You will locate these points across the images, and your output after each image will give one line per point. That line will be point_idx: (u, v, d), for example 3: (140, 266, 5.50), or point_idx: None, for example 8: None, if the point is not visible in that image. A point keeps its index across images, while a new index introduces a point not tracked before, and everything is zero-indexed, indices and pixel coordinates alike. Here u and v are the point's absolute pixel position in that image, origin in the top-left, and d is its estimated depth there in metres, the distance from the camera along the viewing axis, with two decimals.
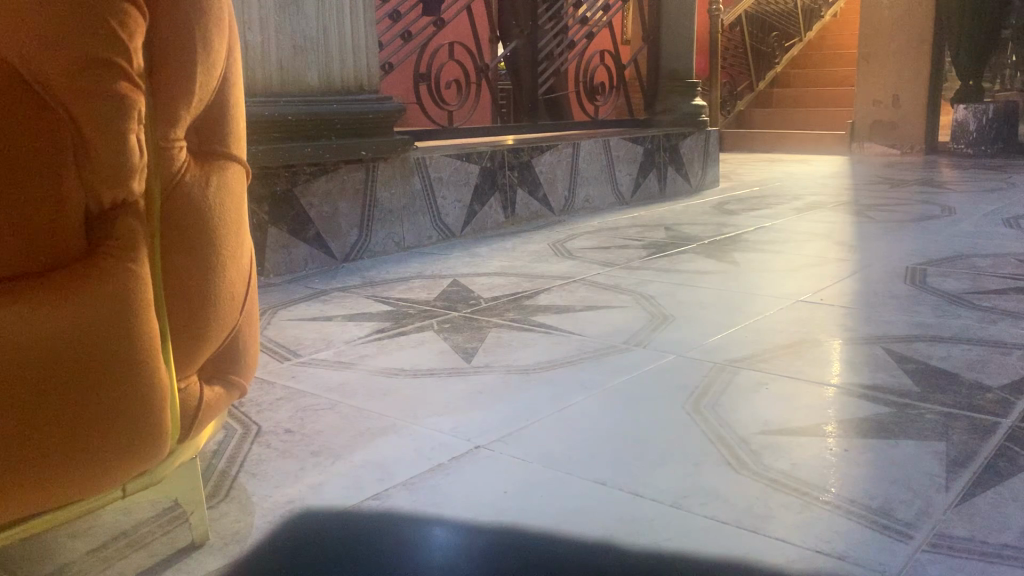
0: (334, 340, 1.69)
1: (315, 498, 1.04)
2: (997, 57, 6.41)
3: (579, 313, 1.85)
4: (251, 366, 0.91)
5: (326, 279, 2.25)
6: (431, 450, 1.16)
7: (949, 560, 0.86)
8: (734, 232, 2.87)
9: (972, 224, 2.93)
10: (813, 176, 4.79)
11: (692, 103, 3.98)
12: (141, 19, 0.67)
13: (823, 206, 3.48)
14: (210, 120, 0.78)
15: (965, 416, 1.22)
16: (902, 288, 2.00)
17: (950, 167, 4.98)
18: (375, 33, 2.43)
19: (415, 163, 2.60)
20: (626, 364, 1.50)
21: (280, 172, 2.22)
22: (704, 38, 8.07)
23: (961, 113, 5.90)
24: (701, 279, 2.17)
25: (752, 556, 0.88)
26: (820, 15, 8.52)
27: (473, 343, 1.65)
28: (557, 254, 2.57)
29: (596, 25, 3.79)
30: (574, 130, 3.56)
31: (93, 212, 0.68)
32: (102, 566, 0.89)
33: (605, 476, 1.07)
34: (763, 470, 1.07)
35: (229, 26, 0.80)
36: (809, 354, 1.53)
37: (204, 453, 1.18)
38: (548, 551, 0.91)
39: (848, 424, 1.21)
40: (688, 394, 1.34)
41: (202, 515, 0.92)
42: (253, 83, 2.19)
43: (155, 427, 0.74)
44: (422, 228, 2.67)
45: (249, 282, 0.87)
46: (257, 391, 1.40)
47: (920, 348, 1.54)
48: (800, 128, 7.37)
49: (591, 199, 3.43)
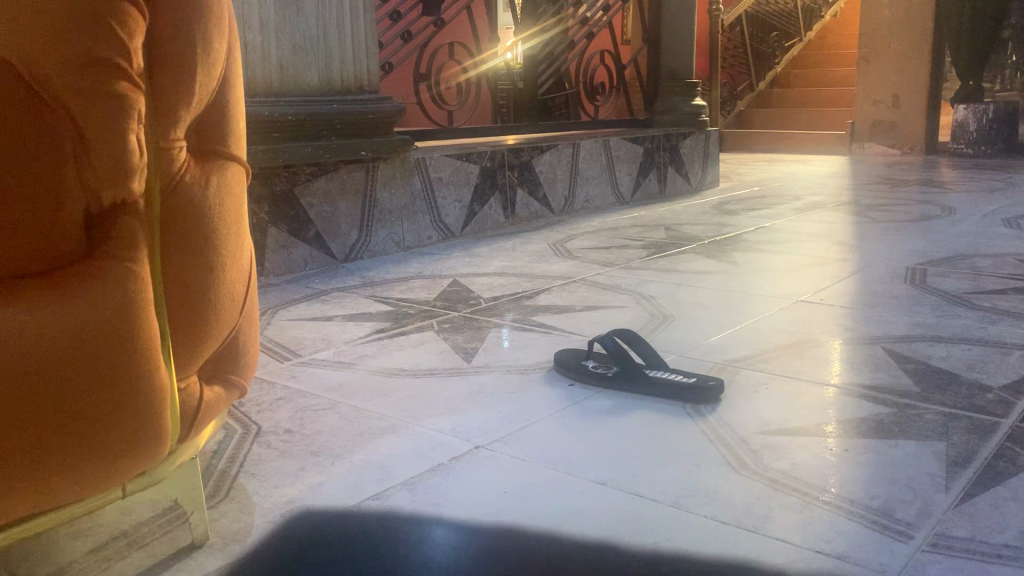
0: (334, 340, 1.69)
1: (315, 498, 1.04)
2: (996, 57, 6.44)
3: (579, 313, 1.85)
4: (251, 366, 0.91)
5: (326, 279, 2.25)
6: (432, 450, 1.16)
7: (949, 560, 0.86)
8: (733, 232, 2.87)
9: (973, 224, 2.94)
10: (814, 176, 4.78)
11: (692, 103, 3.98)
12: (141, 19, 0.67)
13: (825, 207, 3.48)
14: (208, 121, 0.78)
15: (965, 416, 1.22)
16: (903, 288, 2.00)
17: (950, 167, 5.00)
18: (375, 33, 2.43)
19: (415, 163, 2.60)
20: (601, 359, 1.48)
21: (279, 172, 2.21)
22: (704, 38, 8.09)
23: (962, 113, 5.86)
24: (702, 279, 2.16)
25: (754, 557, 0.88)
26: (820, 15, 8.55)
27: (474, 343, 1.65)
28: (557, 254, 2.57)
29: (596, 24, 3.79)
30: (574, 131, 3.57)
31: (93, 211, 0.68)
32: (102, 566, 0.89)
33: (605, 476, 1.07)
34: (763, 470, 1.07)
35: (229, 25, 0.80)
36: (810, 354, 1.53)
37: (204, 453, 1.18)
38: (547, 552, 0.91)
39: (848, 425, 1.21)
40: (688, 380, 1.33)
41: (202, 515, 0.92)
42: (253, 84, 2.19)
43: (156, 426, 0.74)
44: (422, 228, 2.67)
45: (249, 283, 0.88)
46: (257, 391, 1.40)
47: (921, 348, 1.54)
48: (799, 128, 7.38)
49: (591, 199, 3.43)
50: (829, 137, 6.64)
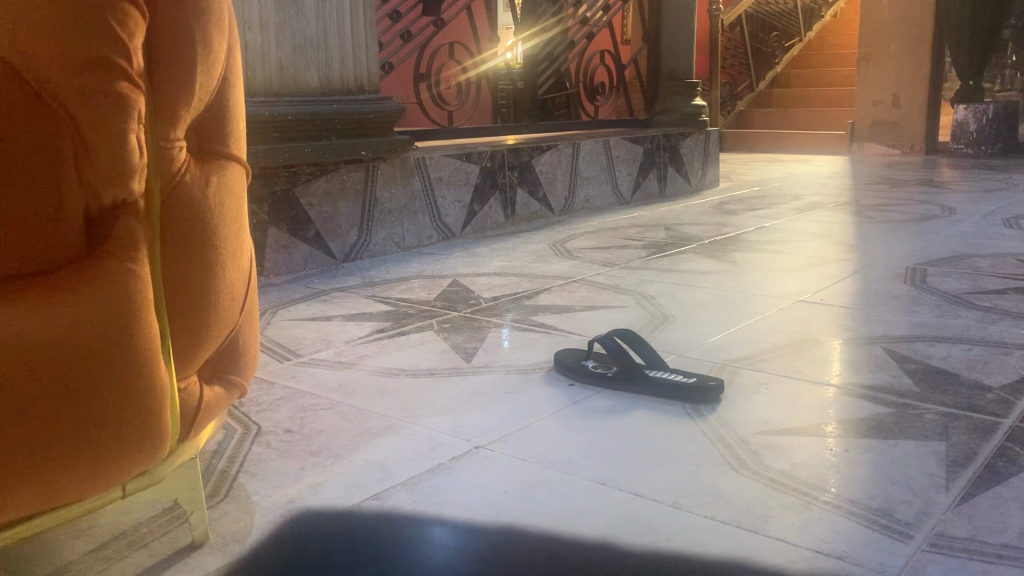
0: (334, 340, 1.69)
1: (315, 498, 1.04)
2: (996, 57, 6.44)
3: (579, 313, 1.85)
4: (251, 366, 0.91)
5: (326, 279, 2.25)
6: (432, 450, 1.16)
7: (949, 560, 0.86)
8: (733, 232, 2.87)
9: (973, 224, 2.94)
10: (814, 176, 4.78)
11: (692, 103, 3.98)
12: (141, 19, 0.67)
13: (825, 206, 3.48)
14: (208, 121, 0.78)
15: (965, 416, 1.22)
16: (903, 288, 2.00)
17: (950, 167, 5.00)
18: (375, 33, 2.43)
19: (415, 163, 2.60)
20: (602, 359, 1.48)
21: (279, 172, 2.21)
22: (704, 38, 8.09)
23: (962, 113, 5.86)
24: (702, 279, 2.17)
25: (753, 557, 0.88)
26: (820, 15, 8.55)
27: (474, 343, 1.65)
28: (557, 254, 2.57)
29: (596, 24, 3.79)
30: (575, 131, 3.57)
31: (93, 211, 0.68)
32: (101, 566, 0.89)
33: (605, 476, 1.07)
34: (763, 470, 1.07)
35: (229, 25, 0.80)
36: (811, 354, 1.53)
37: (204, 453, 1.18)
38: (547, 552, 0.91)
39: (848, 424, 1.21)
40: (688, 380, 1.33)
41: (202, 515, 0.92)
42: (253, 84, 2.19)
43: (156, 425, 0.74)
44: (422, 228, 2.67)
45: (249, 283, 0.88)
46: (257, 391, 1.40)
47: (921, 348, 1.54)
48: (800, 128, 7.38)
49: (590, 199, 3.43)
50: (829, 137, 6.64)
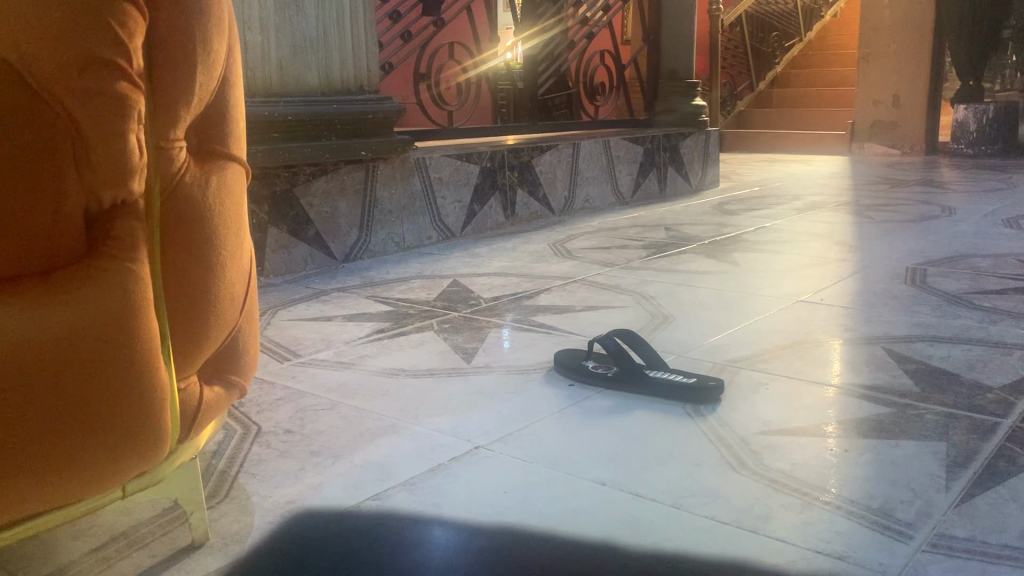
0: (334, 340, 1.69)
1: (315, 498, 1.04)
2: (996, 56, 6.43)
3: (578, 313, 1.85)
4: (251, 366, 0.91)
5: (325, 279, 2.25)
6: (432, 450, 1.16)
7: (949, 560, 0.86)
8: (733, 232, 2.87)
9: (973, 224, 2.94)
10: (814, 176, 4.78)
11: (692, 103, 3.98)
12: (141, 19, 0.67)
13: (825, 206, 3.48)
14: (207, 121, 0.78)
15: (966, 416, 1.22)
16: (903, 288, 2.00)
17: (951, 167, 5.00)
18: (375, 33, 2.43)
19: (414, 163, 2.60)
20: (603, 359, 1.48)
21: (279, 172, 2.21)
22: (704, 38, 8.09)
23: (962, 113, 5.86)
24: (702, 279, 2.17)
25: (754, 557, 0.88)
26: (820, 15, 8.56)
27: (474, 343, 1.65)
28: (557, 254, 2.57)
29: (596, 25, 3.78)
30: (575, 130, 3.57)
31: (93, 212, 0.68)
32: (101, 566, 0.89)
33: (605, 476, 1.07)
34: (764, 470, 1.07)
35: (229, 24, 0.80)
36: (810, 354, 1.53)
37: (204, 453, 1.18)
38: (547, 553, 0.91)
39: (848, 424, 1.21)
40: (688, 380, 1.33)
41: (201, 515, 0.92)
42: (253, 84, 2.19)
43: (156, 424, 0.74)
44: (422, 228, 2.67)
45: (249, 283, 0.88)
46: (257, 391, 1.40)
47: (921, 348, 1.54)
48: (799, 128, 7.39)
49: (591, 199, 3.43)
50: (829, 137, 6.64)
